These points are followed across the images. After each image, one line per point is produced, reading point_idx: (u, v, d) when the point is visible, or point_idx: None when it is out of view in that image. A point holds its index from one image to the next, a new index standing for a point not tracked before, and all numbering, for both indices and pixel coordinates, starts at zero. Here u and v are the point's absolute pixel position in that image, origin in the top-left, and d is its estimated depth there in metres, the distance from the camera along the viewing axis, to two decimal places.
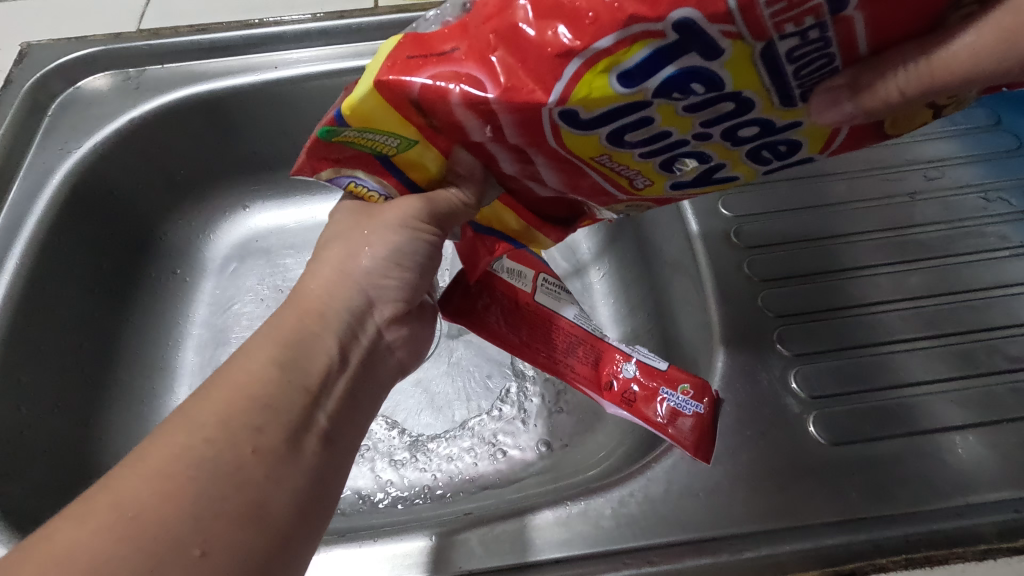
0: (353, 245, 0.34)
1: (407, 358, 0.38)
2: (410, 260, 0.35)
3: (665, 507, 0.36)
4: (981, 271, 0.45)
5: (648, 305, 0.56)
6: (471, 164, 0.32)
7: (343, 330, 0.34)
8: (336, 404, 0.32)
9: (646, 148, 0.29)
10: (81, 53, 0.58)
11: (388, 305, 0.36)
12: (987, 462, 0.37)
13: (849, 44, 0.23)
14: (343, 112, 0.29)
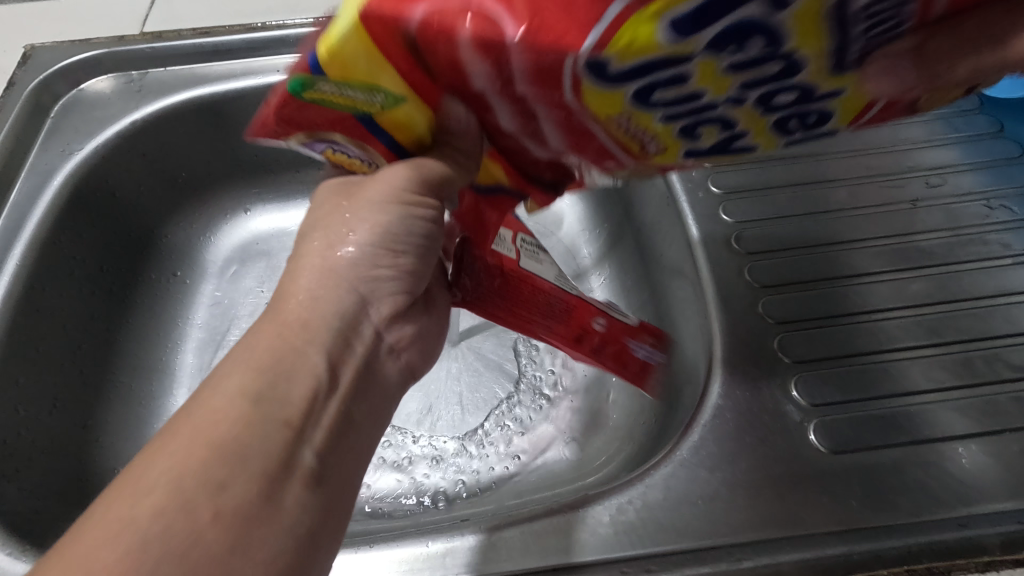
0: (335, 229, 0.34)
1: (412, 357, 0.39)
2: (402, 242, 0.35)
3: (663, 515, 0.36)
4: (985, 277, 0.45)
5: (649, 311, 0.56)
6: (464, 119, 0.29)
7: (333, 345, 0.34)
8: (325, 433, 0.32)
9: (672, 110, 0.26)
10: (85, 57, 0.59)
11: (385, 301, 0.36)
12: (989, 471, 0.37)
13: (920, 13, 0.23)
14: (318, 57, 0.25)
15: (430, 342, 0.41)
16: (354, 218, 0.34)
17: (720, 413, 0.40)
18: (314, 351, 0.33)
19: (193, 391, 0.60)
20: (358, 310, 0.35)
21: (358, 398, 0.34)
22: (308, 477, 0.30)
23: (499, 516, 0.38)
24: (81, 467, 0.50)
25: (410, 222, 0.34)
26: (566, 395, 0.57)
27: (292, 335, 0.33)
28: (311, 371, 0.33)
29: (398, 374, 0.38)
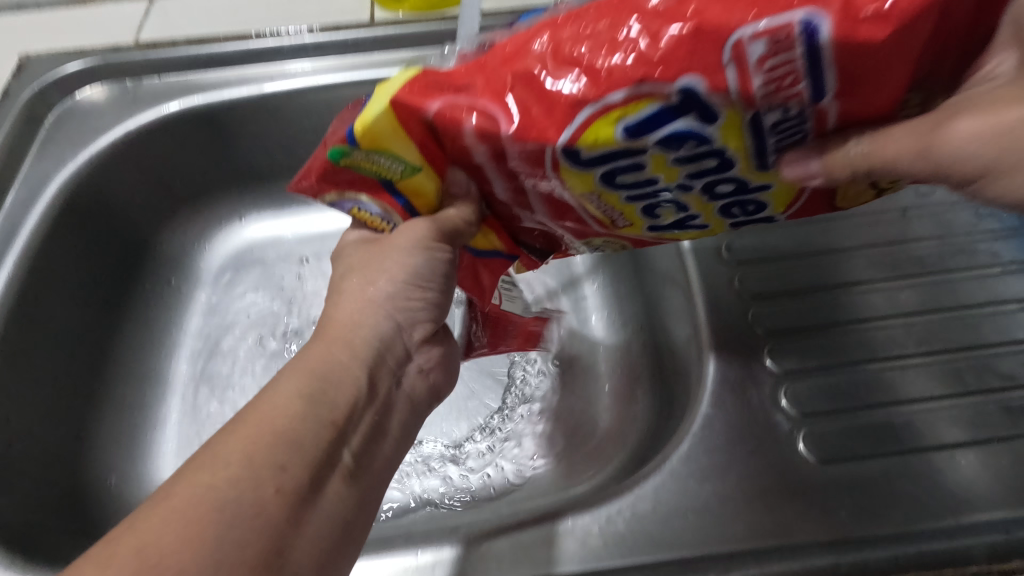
0: (370, 274, 0.36)
1: (439, 380, 0.40)
2: (432, 278, 0.36)
3: (653, 524, 0.36)
4: (974, 286, 0.45)
5: (643, 319, 0.56)
6: (466, 184, 0.32)
7: (374, 359, 0.35)
8: (360, 437, 0.33)
9: (633, 193, 0.30)
10: (80, 65, 0.59)
11: (417, 328, 0.37)
12: (978, 481, 0.37)
13: (822, 119, 0.25)
14: (355, 133, 0.29)
15: (454, 364, 0.41)
16: (387, 262, 0.35)
17: (710, 423, 0.40)
18: (356, 364, 0.34)
19: (187, 398, 0.60)
20: (390, 334, 0.36)
21: (389, 412, 0.35)
22: (346, 474, 0.32)
23: (491, 526, 0.38)
24: (73, 477, 0.50)
25: (433, 263, 0.34)
26: (576, 398, 0.57)
27: (334, 350, 0.34)
28: (353, 384, 0.33)
29: (426, 391, 0.39)
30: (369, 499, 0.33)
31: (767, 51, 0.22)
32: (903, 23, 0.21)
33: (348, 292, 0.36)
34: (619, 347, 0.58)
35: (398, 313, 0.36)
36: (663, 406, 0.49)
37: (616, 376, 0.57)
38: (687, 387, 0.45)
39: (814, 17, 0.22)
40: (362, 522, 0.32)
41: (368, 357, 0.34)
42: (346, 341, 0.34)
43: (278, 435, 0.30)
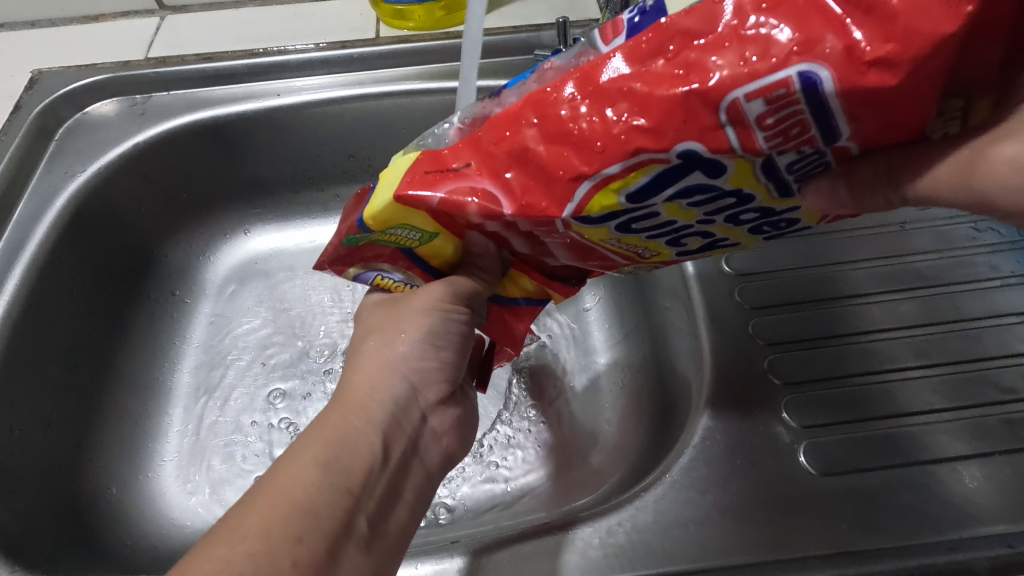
0: (388, 336, 0.37)
1: (453, 442, 0.40)
2: (445, 338, 0.38)
3: (653, 538, 0.36)
4: (975, 300, 0.45)
5: (643, 332, 0.57)
6: (485, 245, 0.34)
7: (388, 424, 0.35)
8: (376, 503, 0.32)
9: (652, 232, 0.30)
10: (91, 80, 0.61)
11: (432, 390, 0.38)
12: (980, 495, 0.37)
13: (842, 152, 0.24)
14: (367, 221, 0.31)
15: (471, 424, 0.42)
16: (404, 322, 0.37)
17: (711, 435, 0.40)
18: (371, 431, 0.34)
19: (191, 409, 0.60)
20: (407, 398, 0.36)
21: (404, 475, 0.35)
22: (364, 538, 0.31)
23: (491, 538, 0.38)
24: (73, 489, 0.50)
25: (448, 325, 0.37)
26: (583, 434, 0.56)
27: (347, 416, 0.34)
28: (368, 448, 0.33)
29: (440, 458, 0.39)
30: (391, 550, 0.32)
31: (767, 110, 0.22)
32: (912, 65, 0.19)
33: (368, 364, 0.37)
34: (620, 359, 0.59)
35: (414, 376, 0.37)
36: (662, 417, 0.49)
37: (617, 390, 0.57)
38: (687, 400, 0.45)
39: (814, 69, 0.21)
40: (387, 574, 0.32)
41: (383, 420, 0.35)
42: (375, 387, 0.36)
43: (310, 495, 0.30)
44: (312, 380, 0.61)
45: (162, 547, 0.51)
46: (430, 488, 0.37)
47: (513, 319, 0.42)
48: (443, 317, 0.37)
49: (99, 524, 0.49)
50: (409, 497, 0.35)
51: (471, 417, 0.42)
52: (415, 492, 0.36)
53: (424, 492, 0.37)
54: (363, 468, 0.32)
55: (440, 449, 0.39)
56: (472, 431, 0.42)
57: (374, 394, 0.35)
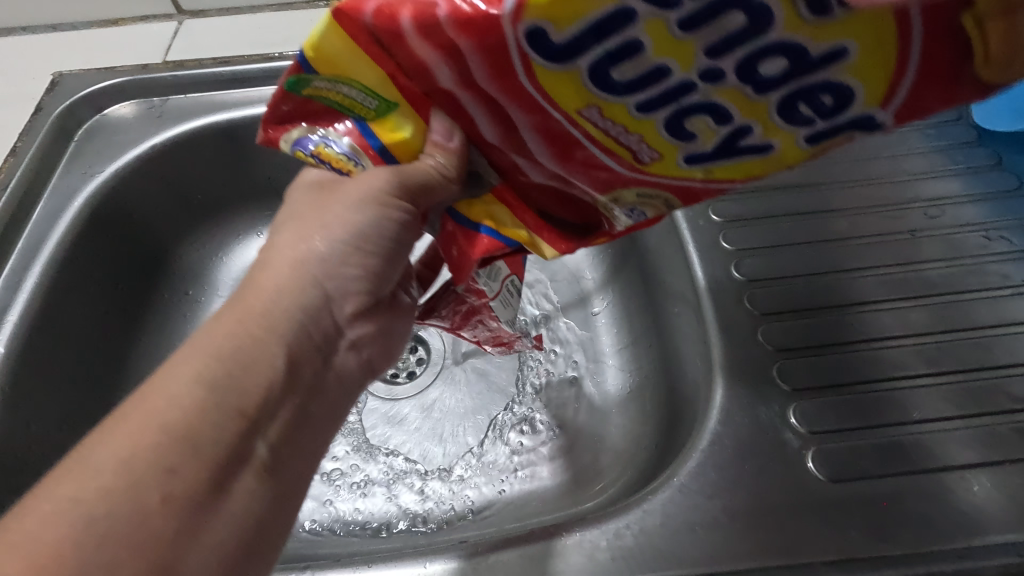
0: (308, 228, 0.35)
1: (372, 354, 0.39)
2: (373, 242, 0.35)
3: (660, 540, 0.36)
4: (985, 308, 0.45)
5: (651, 336, 0.57)
6: (448, 125, 0.30)
7: (294, 338, 0.33)
8: (280, 426, 0.32)
9: (637, 92, 0.25)
10: (110, 83, 0.62)
11: (348, 301, 0.36)
12: (989, 504, 0.37)
13: None
14: (310, 57, 0.28)
15: (397, 337, 0.41)
16: (326, 216, 0.34)
17: (719, 439, 0.40)
18: (273, 343, 0.32)
19: None
20: (321, 303, 0.34)
21: (314, 395, 0.34)
22: (263, 469, 0.31)
23: (498, 538, 0.38)
24: None
25: (382, 224, 0.34)
26: (589, 437, 0.56)
27: (246, 326, 0.32)
28: (270, 364, 0.32)
29: (360, 366, 0.38)
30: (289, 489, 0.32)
31: None
32: None
33: (276, 262, 0.34)
34: (628, 363, 0.59)
35: (328, 284, 0.35)
36: (670, 422, 0.50)
37: (625, 394, 0.57)
38: (696, 404, 0.45)
39: None
40: (278, 529, 0.31)
41: (291, 334, 0.33)
42: (282, 288, 0.34)
43: (187, 418, 0.29)
44: None
45: None
46: (346, 406, 0.37)
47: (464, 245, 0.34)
48: (379, 220, 0.34)
49: None
50: (319, 419, 0.34)
51: (399, 334, 0.41)
52: (325, 413, 0.35)
53: (338, 408, 0.36)
54: (257, 389, 0.31)
55: (357, 362, 0.37)
56: (398, 348, 0.41)
57: (282, 301, 0.33)
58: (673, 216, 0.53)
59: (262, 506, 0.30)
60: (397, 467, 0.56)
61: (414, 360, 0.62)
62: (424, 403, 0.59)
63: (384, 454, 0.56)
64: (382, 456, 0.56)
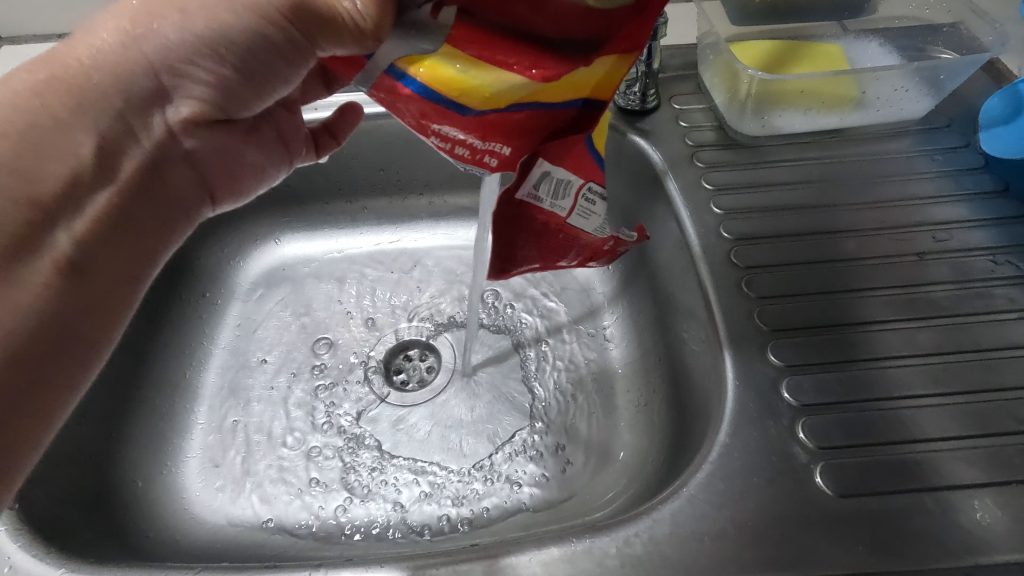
0: (161, 8, 0.35)
1: (211, 168, 0.43)
2: (217, 47, 0.35)
3: (669, 550, 0.37)
4: (992, 332, 0.46)
5: (659, 350, 0.58)
6: None
7: (137, 101, 0.36)
8: (82, 222, 0.36)
9: None
10: None
11: (183, 102, 0.37)
12: (997, 524, 0.37)
13: None
14: None
15: (240, 162, 0.45)
16: (189, 4, 0.35)
17: (728, 452, 0.41)
18: (79, 131, 0.35)
19: (216, 408, 0.61)
20: (155, 95, 0.36)
21: (142, 196, 0.39)
22: (64, 267, 0.35)
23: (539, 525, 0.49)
24: (101, 481, 0.51)
25: (189, 51, 0.35)
26: (595, 448, 0.57)
27: (60, 93, 0.34)
28: (71, 153, 0.35)
29: (193, 181, 0.42)
30: (111, 292, 0.37)
31: None
32: None
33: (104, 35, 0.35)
34: (636, 376, 0.60)
35: (162, 72, 0.36)
36: (677, 435, 0.50)
37: (633, 408, 0.58)
38: (705, 417, 0.46)
39: None
40: (116, 311, 0.37)
41: (110, 130, 0.36)
42: (99, 64, 0.35)
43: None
44: (333, 385, 0.62)
45: (182, 540, 0.51)
46: (185, 218, 0.42)
47: (444, 124, 0.32)
48: (255, 34, 0.35)
49: (126, 516, 0.51)
50: (152, 219, 0.39)
51: (243, 163, 0.45)
52: (160, 213, 0.40)
53: (178, 217, 0.41)
54: (56, 182, 0.35)
55: (192, 178, 0.42)
56: (243, 180, 0.47)
57: (111, 89, 0.35)
58: (684, 232, 0.54)
59: (66, 302, 0.35)
60: (405, 470, 0.56)
61: (424, 367, 0.64)
62: (434, 410, 0.60)
63: (395, 457, 0.57)
64: (388, 461, 0.57)
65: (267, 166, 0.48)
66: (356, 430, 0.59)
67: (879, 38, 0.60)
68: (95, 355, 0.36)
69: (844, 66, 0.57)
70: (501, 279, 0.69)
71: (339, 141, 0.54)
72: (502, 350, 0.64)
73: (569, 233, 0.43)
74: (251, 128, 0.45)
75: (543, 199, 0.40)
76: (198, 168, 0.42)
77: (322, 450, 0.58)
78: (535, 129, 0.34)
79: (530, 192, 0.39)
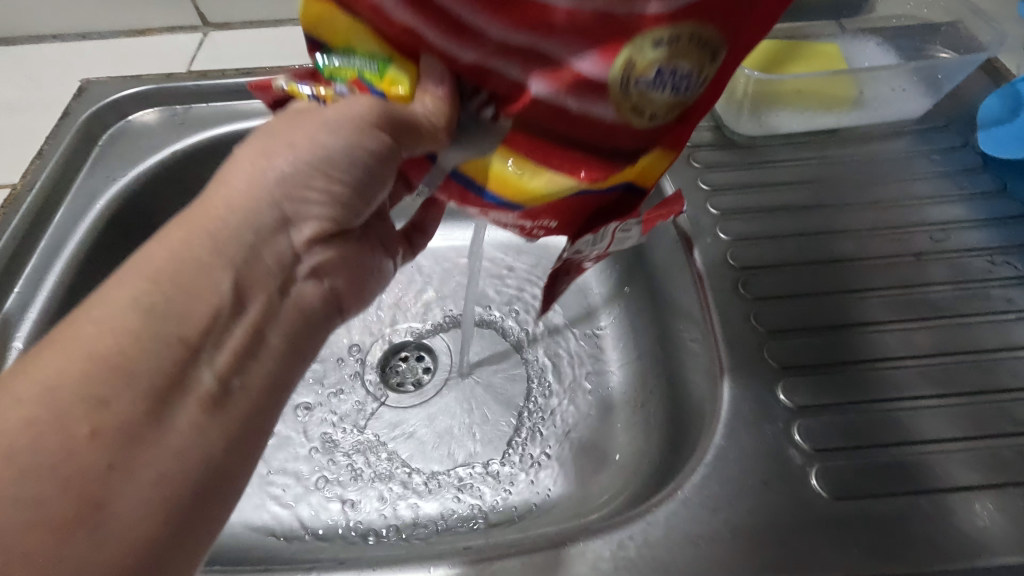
0: (297, 141, 0.32)
1: (342, 281, 0.37)
2: (338, 168, 0.32)
3: (663, 552, 0.37)
4: (989, 332, 0.46)
5: (656, 350, 0.57)
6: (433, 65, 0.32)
7: (271, 225, 0.32)
8: (228, 355, 0.30)
9: None
10: (136, 91, 0.63)
11: (311, 223, 0.33)
12: (993, 526, 0.37)
13: None
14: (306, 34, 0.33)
15: (364, 276, 0.40)
16: (294, 136, 0.32)
17: (723, 454, 0.41)
18: (219, 268, 0.30)
19: None
20: (280, 225, 0.32)
21: (291, 358, 0.33)
22: (211, 398, 0.28)
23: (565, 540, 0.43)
24: None
25: (360, 145, 0.32)
26: (592, 450, 0.56)
27: (199, 248, 0.30)
28: (212, 287, 0.30)
29: (322, 300, 0.35)
30: (264, 400, 0.31)
31: None
32: None
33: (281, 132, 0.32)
34: (632, 377, 0.59)
35: (284, 201, 0.32)
36: (673, 436, 0.50)
37: (630, 410, 0.58)
38: (700, 419, 0.46)
39: None
40: (247, 456, 0.29)
41: (235, 293, 0.30)
42: (235, 207, 0.31)
43: (124, 348, 0.27)
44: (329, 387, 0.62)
45: None
46: (317, 335, 0.35)
47: (500, 215, 0.36)
48: (352, 148, 0.32)
49: None
50: (291, 341, 0.33)
51: (366, 275, 0.40)
52: (300, 339, 0.34)
53: (308, 336, 0.35)
54: (199, 316, 0.29)
55: (315, 289, 0.35)
56: (364, 293, 0.40)
57: (235, 223, 0.31)
58: (680, 232, 0.54)
59: (212, 441, 0.28)
60: (400, 472, 0.56)
61: (421, 368, 0.64)
62: (430, 411, 0.60)
63: (390, 459, 0.57)
64: (384, 463, 0.57)
65: (371, 267, 0.41)
66: (352, 432, 0.59)
67: (877, 37, 0.59)
68: (247, 462, 0.29)
69: (841, 65, 0.57)
70: (497, 280, 0.69)
71: (428, 235, 0.53)
72: (499, 351, 0.64)
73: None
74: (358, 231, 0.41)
75: (584, 252, 0.38)
76: (333, 290, 0.37)
77: (317, 452, 0.58)
78: (584, 210, 0.35)
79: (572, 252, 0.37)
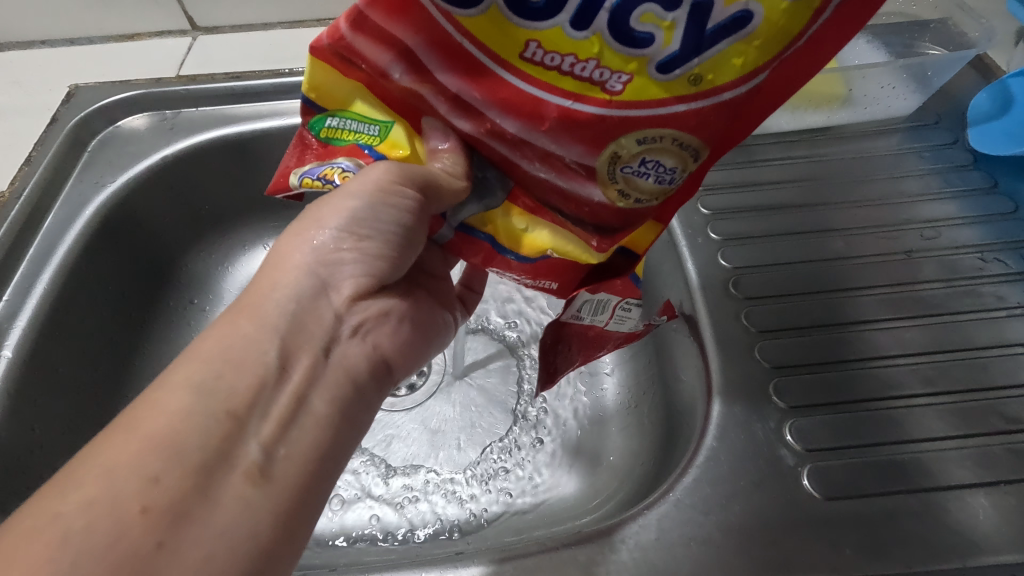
0: (330, 211, 0.33)
1: (388, 344, 0.36)
2: (368, 228, 0.33)
3: (656, 555, 0.36)
4: (979, 330, 0.45)
5: (648, 350, 0.57)
6: (443, 131, 0.33)
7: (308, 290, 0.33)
8: (272, 427, 0.30)
9: (554, 59, 0.27)
10: (124, 97, 0.63)
11: (346, 283, 0.34)
12: (984, 524, 0.37)
13: None
14: (309, 97, 0.34)
15: (417, 337, 0.39)
16: (323, 211, 0.34)
17: (715, 455, 0.41)
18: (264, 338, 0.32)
19: None
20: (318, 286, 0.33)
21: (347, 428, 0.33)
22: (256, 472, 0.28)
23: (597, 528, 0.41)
24: None
25: (382, 208, 0.33)
26: (587, 454, 0.56)
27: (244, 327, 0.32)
28: (261, 360, 0.31)
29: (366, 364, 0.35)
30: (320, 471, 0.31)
31: None
32: None
33: (305, 224, 0.35)
34: (626, 378, 0.59)
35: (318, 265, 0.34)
36: (667, 438, 0.50)
37: (625, 412, 0.57)
38: (693, 421, 0.46)
39: None
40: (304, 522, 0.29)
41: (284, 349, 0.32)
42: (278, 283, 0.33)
43: (167, 427, 0.28)
44: None
45: None
46: (367, 411, 0.34)
47: (503, 264, 0.36)
48: (374, 208, 0.33)
49: None
50: (347, 410, 0.33)
51: (418, 339, 0.40)
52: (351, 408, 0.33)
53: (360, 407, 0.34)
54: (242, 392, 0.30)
55: (360, 351, 0.34)
56: (416, 353, 0.39)
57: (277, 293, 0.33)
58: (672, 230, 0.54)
59: (265, 513, 0.28)
60: (394, 477, 0.56)
61: None
62: (424, 415, 0.59)
63: (384, 463, 0.57)
64: (377, 467, 0.56)
65: (426, 325, 0.41)
66: None
67: (868, 35, 0.59)
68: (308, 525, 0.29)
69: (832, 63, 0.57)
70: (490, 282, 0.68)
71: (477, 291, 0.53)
72: (493, 354, 0.64)
73: (601, 332, 0.42)
74: (406, 290, 0.41)
75: (583, 318, 0.40)
76: (379, 350, 0.36)
77: None
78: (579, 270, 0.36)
79: (572, 314, 0.40)
